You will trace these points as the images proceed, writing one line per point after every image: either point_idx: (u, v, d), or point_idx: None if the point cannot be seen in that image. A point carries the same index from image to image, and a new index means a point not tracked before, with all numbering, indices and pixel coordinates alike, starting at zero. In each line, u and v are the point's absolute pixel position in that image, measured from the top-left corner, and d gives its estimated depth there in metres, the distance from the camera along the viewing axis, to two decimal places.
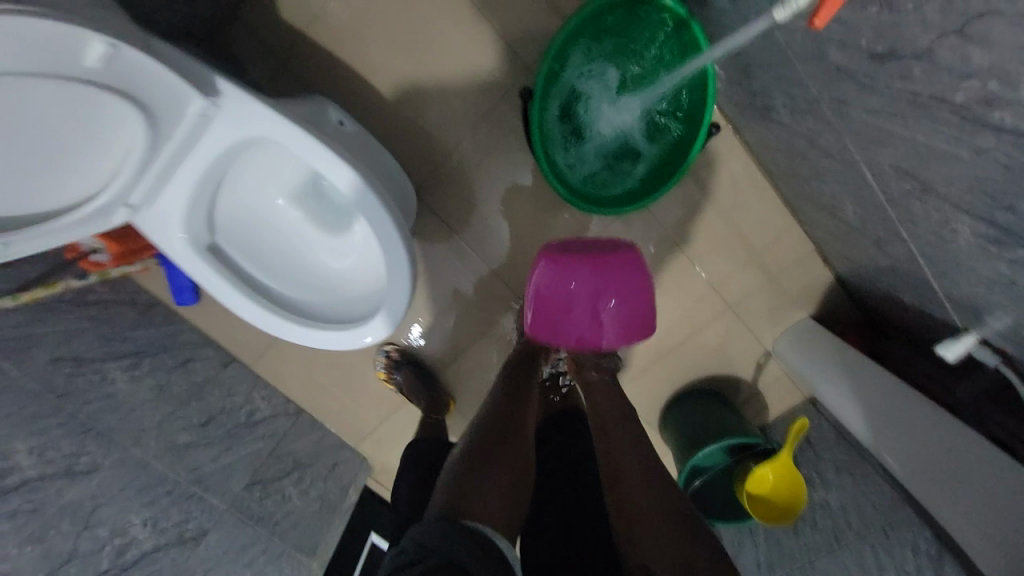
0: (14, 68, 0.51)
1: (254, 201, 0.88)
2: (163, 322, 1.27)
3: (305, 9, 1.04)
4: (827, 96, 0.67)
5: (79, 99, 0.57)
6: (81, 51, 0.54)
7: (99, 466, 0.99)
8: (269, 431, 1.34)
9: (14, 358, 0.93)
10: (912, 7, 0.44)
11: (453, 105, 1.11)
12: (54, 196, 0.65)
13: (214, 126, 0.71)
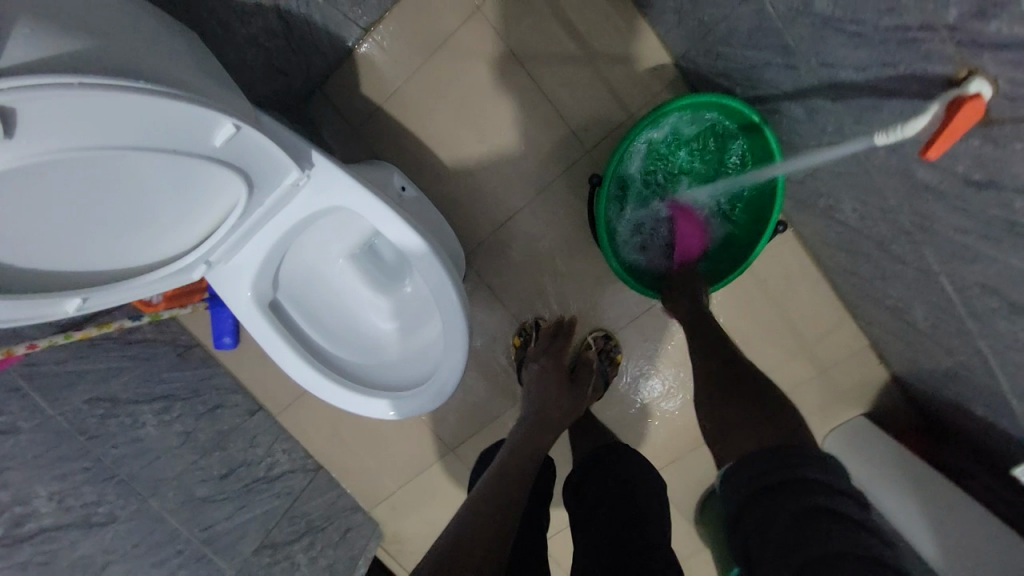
0: (150, 145, 0.53)
1: (319, 259, 0.89)
2: (198, 366, 1.25)
3: (383, 83, 1.11)
4: (908, 208, 0.67)
5: (196, 169, 0.60)
6: (210, 130, 0.57)
7: (115, 518, 0.96)
8: (286, 488, 1.28)
9: (47, 395, 0.93)
10: (1020, 147, 0.45)
11: (511, 179, 1.15)
12: (145, 252, 0.67)
13: (303, 194, 0.73)
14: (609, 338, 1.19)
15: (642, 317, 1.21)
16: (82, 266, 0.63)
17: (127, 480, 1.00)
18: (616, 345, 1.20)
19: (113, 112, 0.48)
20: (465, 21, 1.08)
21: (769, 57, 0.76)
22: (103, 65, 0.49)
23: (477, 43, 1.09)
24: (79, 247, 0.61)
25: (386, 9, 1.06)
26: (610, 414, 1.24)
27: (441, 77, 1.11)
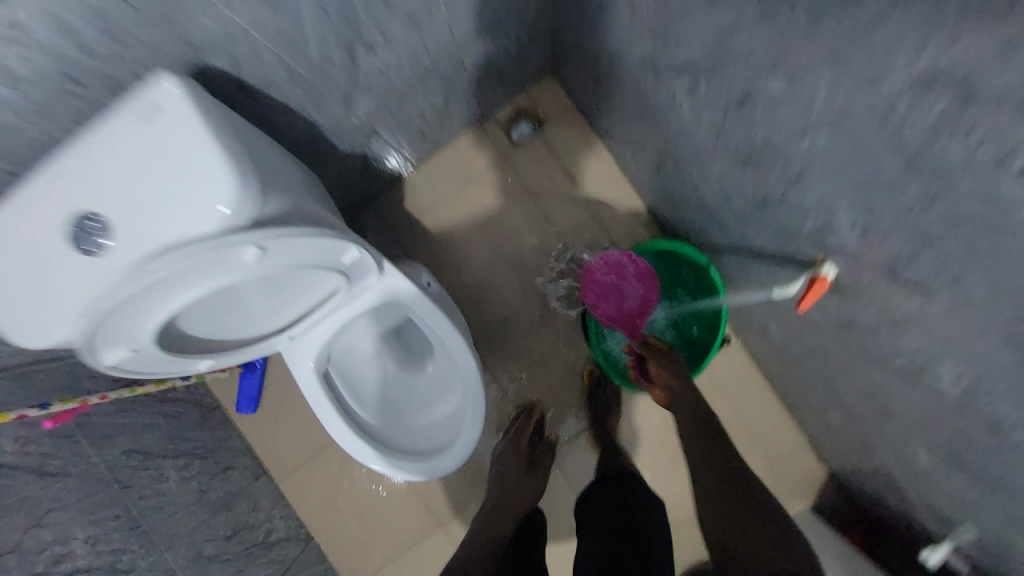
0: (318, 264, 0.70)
1: (363, 339, 1.09)
2: (217, 426, 1.38)
3: (422, 202, 1.41)
4: (808, 335, 0.94)
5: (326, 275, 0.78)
6: (350, 253, 0.75)
7: (134, 568, 1.02)
8: (279, 556, 1.32)
9: (96, 444, 1.07)
10: (859, 304, 0.72)
11: (515, 283, 1.40)
12: (259, 324, 0.82)
13: (371, 290, 0.94)
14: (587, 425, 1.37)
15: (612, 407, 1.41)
16: (213, 329, 0.76)
17: (146, 533, 1.07)
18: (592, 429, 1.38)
19: (312, 247, 0.65)
20: (489, 164, 1.40)
21: (703, 225, 1.08)
22: (296, 215, 0.67)
23: (497, 178, 1.40)
24: (216, 316, 0.75)
25: (430, 152, 1.38)
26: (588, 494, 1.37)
27: (468, 201, 1.40)
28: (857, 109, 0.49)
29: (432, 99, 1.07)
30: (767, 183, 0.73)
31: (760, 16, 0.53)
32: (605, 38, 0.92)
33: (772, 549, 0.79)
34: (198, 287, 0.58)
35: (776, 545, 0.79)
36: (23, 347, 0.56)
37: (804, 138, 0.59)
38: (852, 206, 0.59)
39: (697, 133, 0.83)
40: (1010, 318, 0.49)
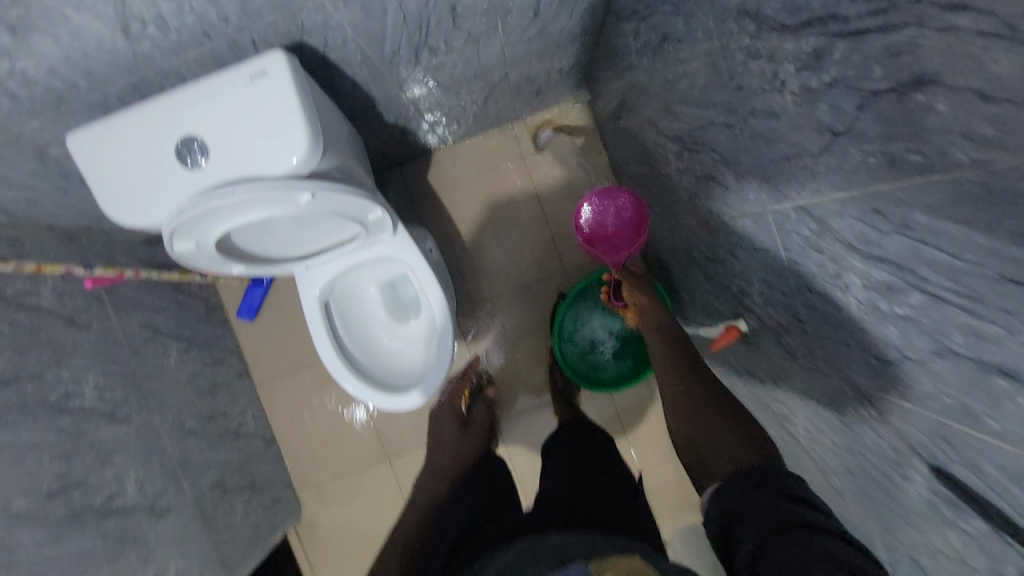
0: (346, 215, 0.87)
1: (364, 283, 1.28)
2: (217, 325, 1.55)
3: (442, 178, 1.57)
4: (726, 376, 1.12)
5: (349, 225, 0.95)
6: (372, 213, 0.91)
7: (130, 419, 1.18)
8: (244, 447, 1.50)
9: (119, 309, 1.24)
10: (758, 357, 0.90)
11: (505, 268, 1.58)
12: (286, 250, 0.99)
13: (382, 245, 1.12)
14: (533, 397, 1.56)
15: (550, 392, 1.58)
16: (252, 247, 0.93)
17: (145, 394, 1.24)
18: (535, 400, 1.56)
19: (345, 201, 0.81)
20: (509, 161, 1.56)
21: (670, 263, 1.25)
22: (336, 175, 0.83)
23: (513, 174, 1.56)
24: (258, 239, 0.91)
25: (461, 136, 1.54)
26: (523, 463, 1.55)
27: (482, 188, 1.57)
28: (772, 213, 0.67)
29: (475, 95, 1.22)
30: (717, 245, 0.91)
31: (727, 124, 0.70)
32: (630, 88, 1.08)
33: (744, 457, 0.81)
34: (259, 210, 0.74)
35: (747, 443, 0.83)
36: (116, 220, 0.72)
37: (741, 221, 0.77)
38: (763, 280, 0.77)
39: (678, 189, 1.01)
40: (838, 387, 0.67)
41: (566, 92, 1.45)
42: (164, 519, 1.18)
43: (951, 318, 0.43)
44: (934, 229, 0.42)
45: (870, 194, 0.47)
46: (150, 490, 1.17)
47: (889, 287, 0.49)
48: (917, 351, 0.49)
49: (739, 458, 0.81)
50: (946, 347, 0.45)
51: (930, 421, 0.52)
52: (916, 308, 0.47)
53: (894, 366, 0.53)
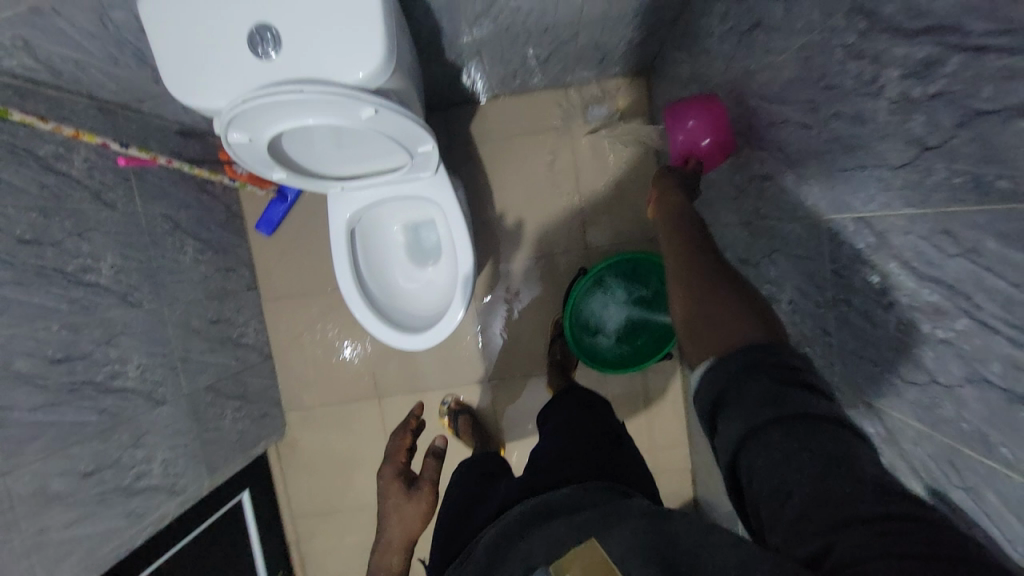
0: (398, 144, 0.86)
1: (389, 217, 1.27)
2: (234, 233, 1.54)
3: (484, 131, 1.55)
4: None
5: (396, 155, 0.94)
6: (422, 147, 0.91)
7: (141, 305, 1.19)
8: (242, 358, 1.51)
9: (144, 196, 1.23)
10: None
11: (529, 235, 1.57)
12: (327, 168, 0.98)
13: (420, 183, 1.11)
14: (524, 368, 1.60)
15: (542, 365, 1.60)
16: (295, 159, 0.92)
17: (157, 284, 1.24)
18: (525, 373, 1.60)
19: (403, 128, 0.81)
20: (555, 127, 1.54)
21: None
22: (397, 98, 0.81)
23: (556, 141, 1.54)
24: (303, 151, 0.90)
25: (513, 91, 1.50)
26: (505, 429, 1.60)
27: (523, 149, 1.55)
28: (827, 221, 0.67)
29: (538, 49, 1.19)
30: (755, 247, 0.91)
31: (803, 125, 0.69)
32: (699, 73, 1.06)
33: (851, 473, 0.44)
34: (317, 116, 0.73)
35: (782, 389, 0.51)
36: (176, 96, 0.70)
37: (791, 225, 0.77)
38: (797, 288, 0.78)
39: (727, 185, 1.00)
40: (849, 400, 0.69)
41: (627, 66, 1.42)
42: (160, 408, 1.20)
43: (996, 347, 0.44)
44: (1005, 257, 0.42)
45: (946, 216, 0.47)
46: (150, 378, 1.18)
47: (937, 309, 0.50)
48: (947, 377, 0.51)
49: (739, 308, 0.61)
50: (979, 375, 0.47)
51: (940, 446, 0.54)
52: (957, 334, 0.48)
53: (917, 386, 0.55)
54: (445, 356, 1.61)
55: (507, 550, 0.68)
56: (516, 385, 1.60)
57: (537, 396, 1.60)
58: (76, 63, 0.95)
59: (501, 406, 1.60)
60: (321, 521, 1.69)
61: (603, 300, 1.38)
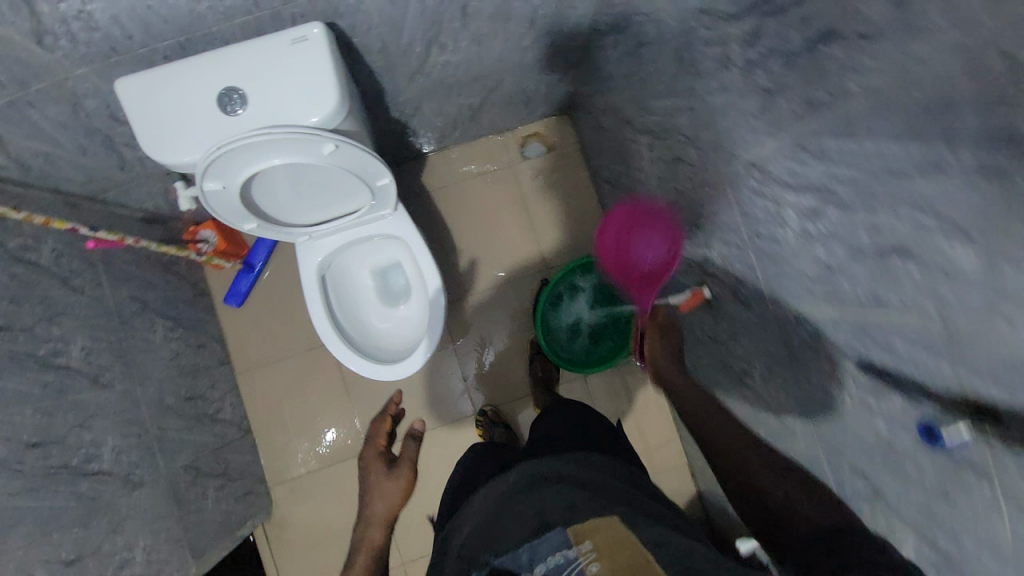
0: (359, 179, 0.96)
1: (358, 262, 1.35)
2: (202, 310, 1.56)
3: (435, 179, 1.69)
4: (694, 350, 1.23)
5: (357, 193, 1.04)
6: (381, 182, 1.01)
7: (113, 385, 1.17)
8: (220, 434, 1.47)
9: (111, 279, 1.25)
10: (722, 318, 1.02)
11: (490, 266, 1.68)
12: (294, 215, 1.07)
13: (383, 222, 1.20)
14: (514, 388, 1.64)
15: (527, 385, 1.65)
16: (265, 209, 1.00)
17: (129, 364, 1.23)
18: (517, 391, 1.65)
19: (361, 164, 0.91)
20: (498, 167, 1.70)
21: None
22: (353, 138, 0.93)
23: (501, 178, 1.70)
24: (272, 201, 0.99)
25: (455, 141, 1.67)
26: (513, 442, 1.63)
27: (472, 190, 1.70)
28: (727, 176, 0.81)
29: (470, 98, 1.37)
30: (684, 220, 1.05)
31: (690, 107, 0.85)
32: (608, 96, 1.25)
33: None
34: (283, 156, 0.83)
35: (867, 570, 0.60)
36: (153, 155, 0.79)
37: (704, 190, 0.91)
38: (722, 241, 0.90)
39: (649, 178, 1.16)
40: (784, 320, 0.79)
41: (550, 107, 1.63)
42: (139, 492, 1.14)
43: (860, 220, 0.56)
44: (841, 149, 0.56)
45: (800, 135, 0.61)
46: (126, 460, 1.14)
47: (815, 208, 0.62)
48: (838, 262, 0.62)
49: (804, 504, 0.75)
50: (857, 248, 0.58)
51: (852, 323, 0.64)
52: (833, 222, 0.60)
53: (822, 280, 0.66)
54: (433, 387, 1.63)
55: (521, 513, 0.75)
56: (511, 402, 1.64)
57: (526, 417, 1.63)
58: (47, 156, 1.03)
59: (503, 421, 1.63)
60: None
61: (569, 306, 1.48)
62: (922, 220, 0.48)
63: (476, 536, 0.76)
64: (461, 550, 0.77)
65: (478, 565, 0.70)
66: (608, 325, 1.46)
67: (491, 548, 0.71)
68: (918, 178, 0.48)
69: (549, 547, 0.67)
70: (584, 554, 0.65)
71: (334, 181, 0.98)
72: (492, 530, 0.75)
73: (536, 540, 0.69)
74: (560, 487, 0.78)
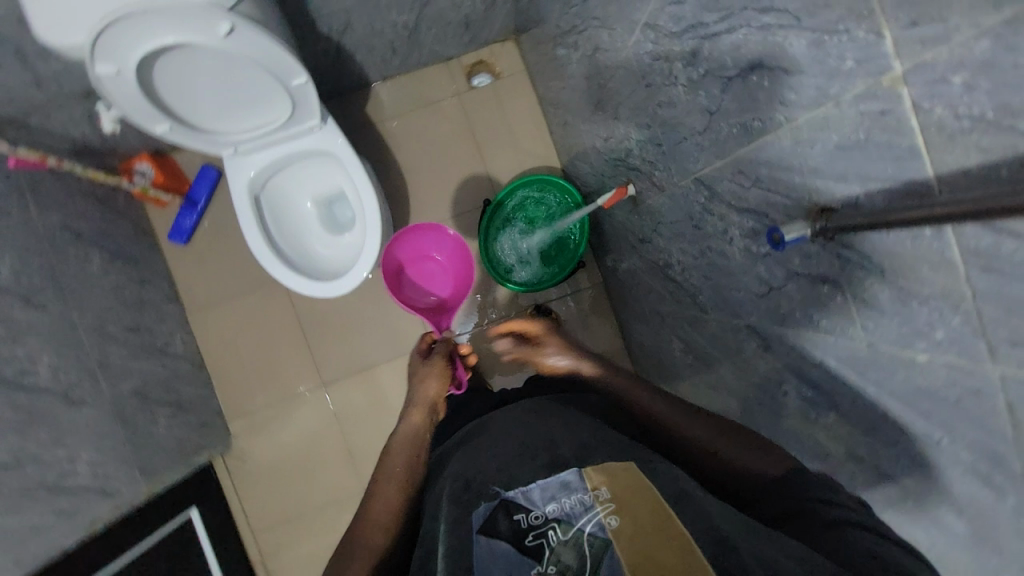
0: (270, 71, 0.95)
1: (297, 187, 1.33)
2: (146, 246, 1.54)
3: (381, 111, 1.66)
4: (632, 260, 1.24)
5: (274, 94, 1.02)
6: (295, 79, 0.99)
7: (47, 307, 1.17)
8: (170, 366, 1.47)
9: (39, 205, 1.24)
10: (647, 213, 1.02)
11: (442, 198, 1.67)
12: (214, 122, 1.06)
13: (312, 137, 1.18)
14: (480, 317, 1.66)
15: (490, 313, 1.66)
16: (179, 109, 1.00)
17: (64, 289, 1.23)
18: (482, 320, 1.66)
19: (266, 51, 0.90)
20: (446, 96, 1.67)
21: (586, 172, 1.38)
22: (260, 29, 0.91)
23: (449, 108, 1.67)
24: (184, 100, 0.98)
25: (400, 70, 1.63)
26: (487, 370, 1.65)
27: (420, 121, 1.67)
28: (632, 47, 0.80)
29: (404, 14, 1.34)
30: (608, 117, 1.04)
31: None
32: (541, 2, 1.22)
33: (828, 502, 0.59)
34: (175, 33, 0.81)
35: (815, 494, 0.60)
36: (38, 31, 0.77)
37: (619, 75, 0.90)
38: (637, 127, 0.90)
39: (580, 81, 1.15)
40: (687, 190, 0.80)
41: (495, 31, 1.59)
42: (79, 410, 1.16)
43: (722, 47, 0.56)
44: None
45: None
46: (64, 378, 1.15)
47: (694, 51, 0.62)
48: (716, 103, 0.62)
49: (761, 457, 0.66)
50: (725, 78, 0.58)
51: (731, 165, 0.64)
52: (707, 59, 0.60)
53: (708, 130, 0.66)
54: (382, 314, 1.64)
55: (521, 447, 0.67)
56: (479, 331, 1.66)
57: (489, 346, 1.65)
58: None
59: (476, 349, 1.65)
60: (285, 534, 1.60)
61: (514, 229, 1.48)
62: (765, 19, 0.48)
63: (479, 459, 0.68)
64: (462, 472, 0.68)
65: (488, 496, 0.60)
66: (554, 246, 1.47)
67: (502, 477, 0.62)
68: None
69: (558, 486, 0.56)
70: (601, 501, 0.54)
71: (246, 77, 0.96)
72: (496, 459, 0.67)
73: (544, 479, 0.58)
74: (571, 426, 0.71)
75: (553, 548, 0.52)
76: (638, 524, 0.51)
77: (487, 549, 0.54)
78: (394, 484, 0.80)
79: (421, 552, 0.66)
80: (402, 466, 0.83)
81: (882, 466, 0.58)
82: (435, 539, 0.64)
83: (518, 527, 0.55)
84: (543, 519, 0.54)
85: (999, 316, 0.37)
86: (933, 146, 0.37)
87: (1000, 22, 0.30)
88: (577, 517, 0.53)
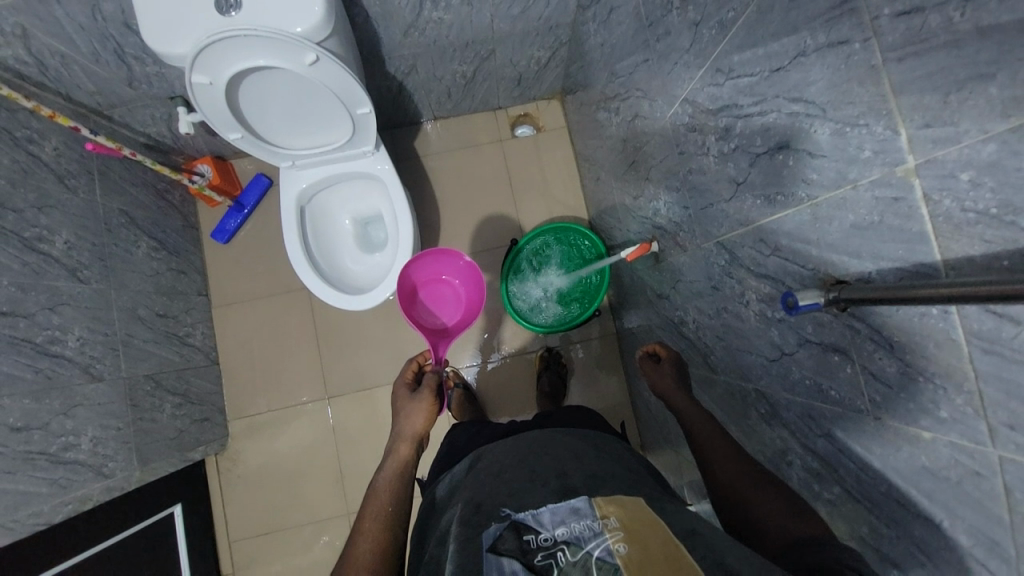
0: (342, 99, 1.05)
1: (340, 206, 1.42)
2: (189, 241, 1.64)
3: (427, 146, 1.77)
4: (648, 314, 1.27)
5: (338, 119, 1.13)
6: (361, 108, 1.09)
7: (89, 283, 1.24)
8: (186, 357, 1.51)
9: (105, 189, 1.34)
10: (667, 270, 1.06)
11: (471, 233, 1.75)
12: (280, 137, 1.16)
13: (363, 161, 1.28)
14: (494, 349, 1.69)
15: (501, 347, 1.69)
16: (253, 122, 1.10)
17: (108, 268, 1.30)
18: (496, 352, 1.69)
19: (342, 83, 1.01)
20: (489, 141, 1.79)
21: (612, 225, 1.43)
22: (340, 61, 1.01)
23: (490, 151, 1.78)
24: (259, 115, 1.09)
25: (451, 113, 1.76)
26: (495, 404, 1.66)
27: (462, 160, 1.78)
28: (672, 118, 0.87)
29: (463, 65, 1.46)
30: (639, 178, 1.11)
31: (647, 59, 0.93)
32: (590, 67, 1.33)
33: (804, 517, 0.61)
34: (267, 57, 0.92)
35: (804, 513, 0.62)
36: (145, 40, 0.87)
37: (655, 141, 0.97)
38: (667, 189, 0.96)
39: (617, 143, 1.23)
40: (709, 252, 0.84)
41: (543, 89, 1.71)
42: (94, 385, 1.19)
43: (755, 127, 0.62)
44: (743, 62, 0.62)
45: (715, 60, 0.68)
46: (88, 352, 1.19)
47: (728, 128, 0.68)
48: (744, 175, 0.67)
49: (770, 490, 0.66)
50: (754, 155, 0.64)
51: (754, 232, 0.68)
52: (740, 136, 0.66)
53: (735, 198, 0.71)
54: (395, 335, 1.68)
55: (529, 474, 0.70)
56: (489, 364, 1.68)
57: (498, 379, 1.67)
58: (64, 59, 1.13)
59: (486, 382, 1.67)
60: (264, 547, 1.56)
61: (538, 268, 1.54)
62: (794, 107, 0.54)
63: (487, 483, 0.71)
64: (475, 491, 0.70)
65: (497, 517, 0.62)
66: (575, 289, 1.51)
67: (512, 501, 0.64)
68: (791, 69, 0.53)
69: (568, 511, 0.59)
70: (609, 528, 0.55)
71: (318, 102, 1.07)
72: (508, 484, 0.68)
73: (554, 504, 0.61)
74: (579, 458, 0.74)
75: (562, 567, 0.52)
76: (645, 553, 0.51)
77: (495, 565, 0.54)
78: (376, 522, 0.81)
79: (427, 568, 0.64)
80: (385, 502, 0.84)
81: (881, 547, 0.57)
82: (443, 558, 0.63)
83: (526, 546, 0.56)
84: (553, 541, 0.55)
85: (999, 399, 0.39)
86: (941, 233, 0.40)
87: (1006, 130, 0.34)
88: (586, 540, 0.54)
